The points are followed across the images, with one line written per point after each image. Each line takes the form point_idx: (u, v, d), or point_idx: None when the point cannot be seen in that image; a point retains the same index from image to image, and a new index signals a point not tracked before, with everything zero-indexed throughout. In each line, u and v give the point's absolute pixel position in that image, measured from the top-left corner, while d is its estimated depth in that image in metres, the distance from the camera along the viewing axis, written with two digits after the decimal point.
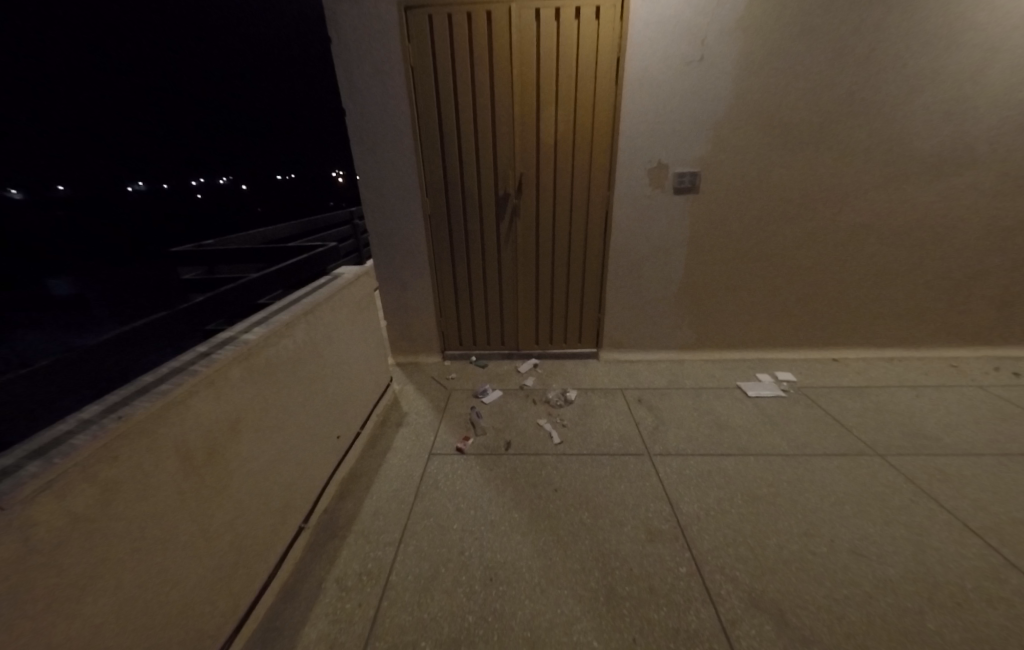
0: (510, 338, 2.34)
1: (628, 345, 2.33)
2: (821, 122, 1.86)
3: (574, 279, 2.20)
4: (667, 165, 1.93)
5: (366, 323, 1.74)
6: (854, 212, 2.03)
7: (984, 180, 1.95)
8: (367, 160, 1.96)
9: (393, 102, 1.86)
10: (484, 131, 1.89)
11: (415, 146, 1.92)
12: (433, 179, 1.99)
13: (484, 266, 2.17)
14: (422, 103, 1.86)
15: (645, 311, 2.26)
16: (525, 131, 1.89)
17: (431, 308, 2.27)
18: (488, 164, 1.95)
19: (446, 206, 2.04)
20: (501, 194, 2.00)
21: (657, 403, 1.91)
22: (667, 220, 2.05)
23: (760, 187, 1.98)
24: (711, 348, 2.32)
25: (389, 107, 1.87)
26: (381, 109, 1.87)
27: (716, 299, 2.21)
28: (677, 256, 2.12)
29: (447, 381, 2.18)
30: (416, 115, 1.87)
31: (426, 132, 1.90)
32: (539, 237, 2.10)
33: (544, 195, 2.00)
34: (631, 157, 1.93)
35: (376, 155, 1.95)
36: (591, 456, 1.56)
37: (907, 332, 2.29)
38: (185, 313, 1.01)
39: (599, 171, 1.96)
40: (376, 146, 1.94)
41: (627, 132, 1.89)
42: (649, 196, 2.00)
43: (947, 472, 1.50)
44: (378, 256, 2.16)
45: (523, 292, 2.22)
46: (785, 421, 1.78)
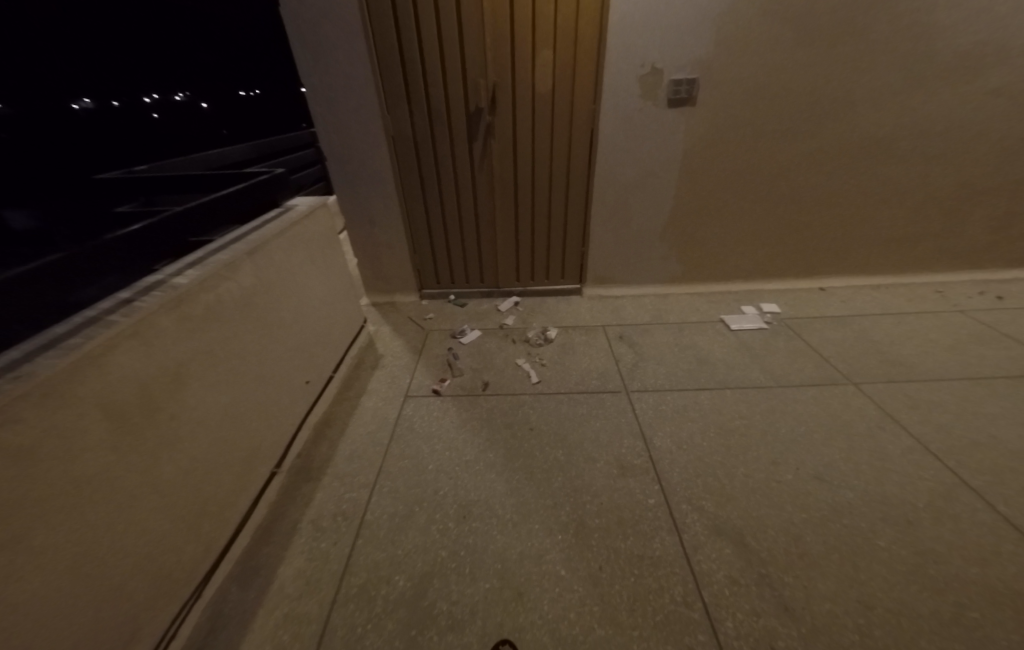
0: (489, 276, 2.23)
1: (613, 280, 2.24)
2: (841, 13, 1.60)
3: (556, 210, 2.03)
4: (661, 71, 1.69)
5: (329, 262, 1.61)
6: (864, 125, 1.84)
7: (1012, 85, 1.74)
8: (314, 69, 1.68)
9: None
10: (449, 30, 1.58)
11: (368, 50, 1.63)
12: (394, 92, 1.72)
13: (457, 197, 1.98)
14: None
15: (631, 243, 2.13)
16: (498, 30, 1.59)
17: (404, 244, 2.12)
18: (455, 73, 1.68)
19: (411, 127, 1.80)
20: (473, 110, 1.75)
21: (638, 340, 1.88)
22: (658, 140, 1.85)
23: (764, 97, 1.75)
24: (696, 281, 2.24)
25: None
26: (322, 1, 1.54)
27: (705, 228, 2.08)
28: (667, 182, 1.95)
29: (425, 321, 2.11)
30: (366, 9, 1.55)
31: (380, 31, 1.60)
32: (515, 163, 1.89)
33: (522, 111, 1.76)
34: (621, 63, 1.67)
35: (323, 63, 1.66)
36: (568, 395, 1.56)
37: (900, 260, 2.20)
38: (110, 248, 0.89)
39: (584, 82, 1.71)
40: (322, 51, 1.64)
41: (617, 32, 1.61)
42: (639, 112, 1.78)
43: (915, 398, 1.51)
44: (339, 187, 1.96)
45: (501, 226, 2.07)
46: (764, 353, 1.76)
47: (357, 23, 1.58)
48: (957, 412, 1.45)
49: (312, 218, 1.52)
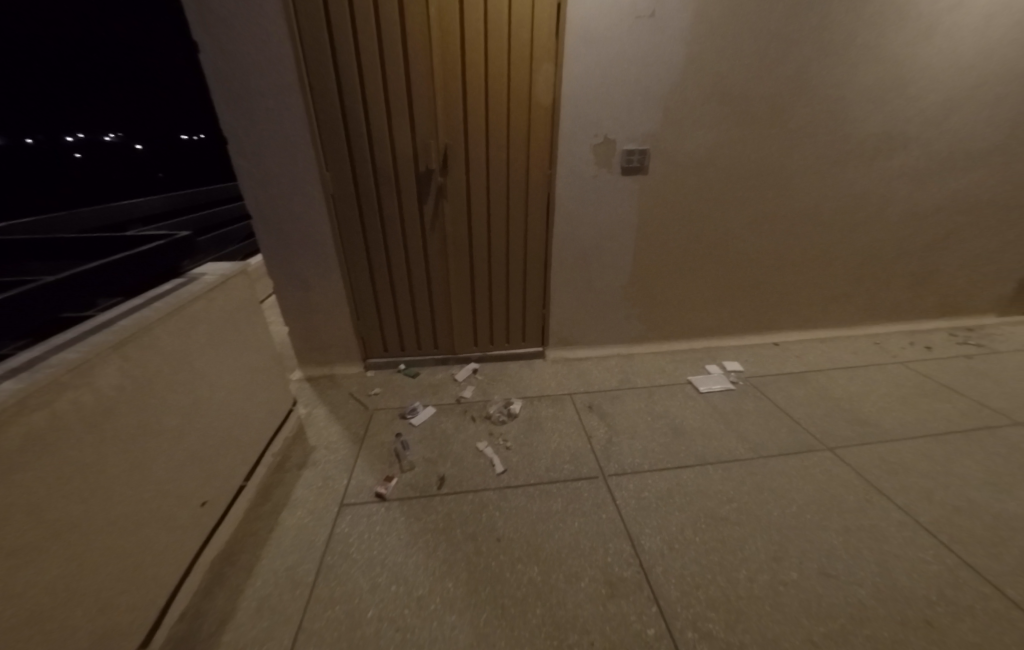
0: (444, 342, 2.02)
1: (575, 342, 2.13)
2: (772, 96, 1.72)
3: (514, 272, 1.92)
4: (614, 140, 1.70)
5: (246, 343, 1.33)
6: (799, 193, 1.95)
7: (914, 162, 1.94)
8: (241, 124, 1.50)
9: (269, 46, 1.40)
10: (396, 91, 1.50)
11: (306, 107, 1.49)
12: (334, 150, 1.57)
13: (406, 260, 1.81)
14: (311, 49, 1.42)
15: (591, 304, 2.05)
16: (448, 95, 1.53)
17: (346, 312, 1.88)
18: (403, 134, 1.57)
19: (354, 188, 1.64)
20: (423, 170, 1.63)
21: (608, 410, 1.73)
22: (613, 204, 1.84)
23: (709, 166, 1.81)
24: (659, 340, 2.19)
25: (264, 53, 1.41)
26: (253, 55, 1.41)
27: (663, 288, 2.06)
28: (624, 245, 1.94)
29: (369, 398, 1.83)
30: (305, 67, 1.44)
31: (319, 89, 1.47)
32: (471, 225, 1.78)
33: (476, 173, 1.67)
34: (575, 131, 1.66)
35: (252, 118, 1.49)
36: (539, 487, 1.35)
37: (841, 314, 2.31)
38: None
39: (539, 148, 1.67)
40: (251, 105, 1.47)
41: (569, 101, 1.61)
42: (594, 177, 1.76)
43: (888, 462, 1.41)
44: (266, 250, 1.71)
45: (456, 290, 1.91)
46: (738, 418, 1.67)
47: (294, 80, 1.45)
48: (929, 469, 1.38)
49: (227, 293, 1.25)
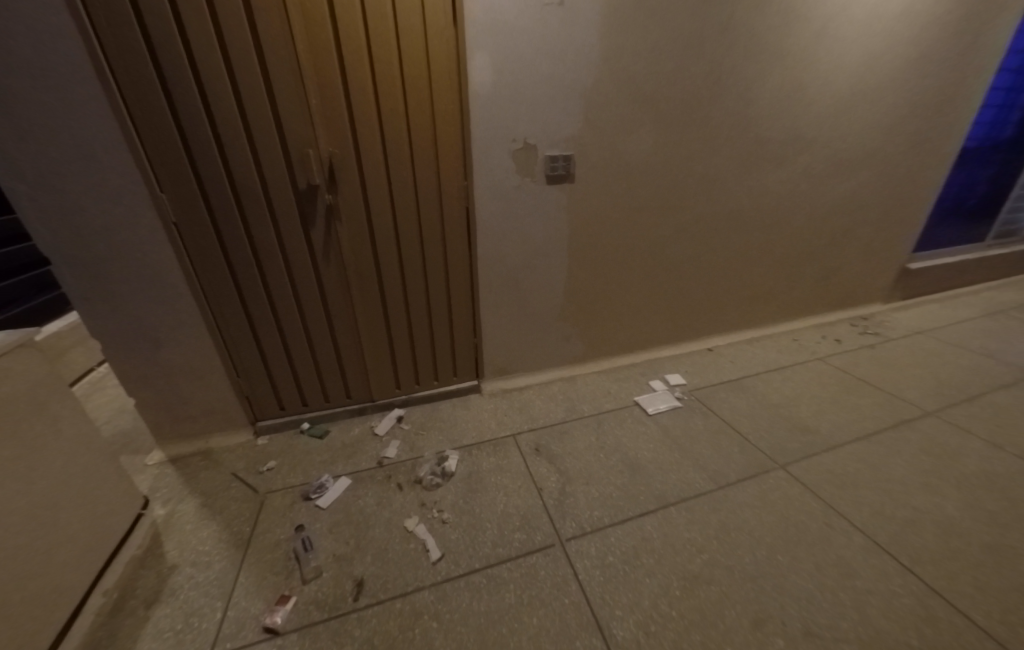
0: (357, 389, 1.69)
1: (513, 370, 1.91)
2: (689, 97, 1.64)
3: (436, 300, 1.64)
4: (535, 145, 1.50)
5: (12, 462, 0.90)
6: (722, 197, 1.92)
7: (815, 165, 2.01)
8: (14, 130, 1.06)
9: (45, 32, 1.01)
10: (249, 88, 1.15)
11: (117, 109, 1.11)
12: (170, 168, 1.19)
13: (295, 297, 1.46)
14: (112, 35, 1.04)
15: (527, 329, 1.84)
16: (325, 93, 1.21)
17: (221, 366, 1.49)
18: (267, 143, 1.22)
19: (208, 213, 1.27)
20: (303, 188, 1.30)
21: (557, 450, 1.53)
22: (541, 216, 1.63)
23: (636, 173, 1.69)
24: (600, 358, 2.05)
25: (35, 32, 1.00)
26: (16, 34, 0.99)
27: (600, 304, 1.92)
28: (554, 262, 1.75)
29: (260, 479, 1.44)
30: (105, 53, 1.05)
31: (132, 84, 1.09)
32: (375, 251, 1.47)
33: (374, 188, 1.37)
34: (489, 137, 1.43)
35: (32, 122, 1.07)
36: (485, 574, 1.10)
37: (765, 314, 2.36)
38: None
39: (449, 156, 1.41)
40: (29, 112, 1.06)
41: (478, 101, 1.37)
42: (517, 188, 1.55)
43: (837, 475, 1.38)
44: (86, 298, 1.26)
45: (366, 328, 1.59)
46: (689, 440, 1.57)
47: (92, 72, 1.06)
48: (874, 478, 1.37)
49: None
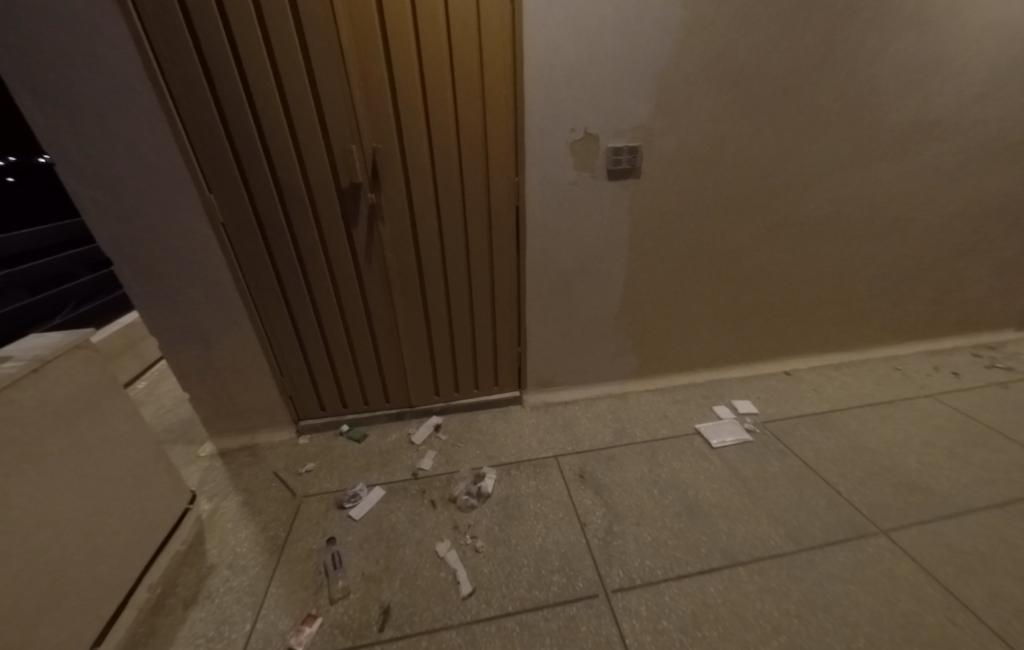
0: (395, 393, 1.65)
1: (559, 383, 1.77)
2: (785, 79, 1.38)
3: (480, 306, 1.54)
4: (596, 137, 1.32)
5: (65, 458, 0.93)
6: (818, 198, 1.62)
7: (944, 160, 1.65)
8: (83, 135, 1.12)
9: (108, 41, 1.03)
10: (293, 84, 1.11)
11: (170, 111, 1.11)
12: (221, 168, 1.19)
13: (337, 299, 1.43)
14: (165, 37, 1.04)
15: (576, 340, 1.70)
16: (370, 87, 1.14)
17: (268, 363, 1.51)
18: (310, 142, 1.18)
19: (255, 213, 1.26)
20: (346, 187, 1.25)
21: (604, 481, 1.38)
22: (598, 217, 1.46)
23: (713, 168, 1.47)
24: (657, 375, 1.85)
25: (97, 37, 1.03)
26: (81, 41, 1.03)
27: (660, 316, 1.72)
28: (610, 268, 1.57)
29: (298, 481, 1.44)
30: (160, 56, 1.06)
31: (183, 84, 1.09)
32: (418, 253, 1.39)
33: (419, 185, 1.28)
34: (544, 128, 1.28)
35: (99, 127, 1.12)
36: (519, 621, 0.99)
37: (859, 336, 2.01)
38: None
39: (498, 151, 1.28)
40: (97, 119, 1.11)
41: (533, 88, 1.23)
42: (572, 186, 1.39)
43: (961, 553, 1.12)
44: (147, 294, 1.33)
45: (406, 332, 1.53)
46: (761, 484, 1.35)
47: (148, 74, 1.07)
48: (1011, 565, 1.09)
49: (6, 399, 0.83)
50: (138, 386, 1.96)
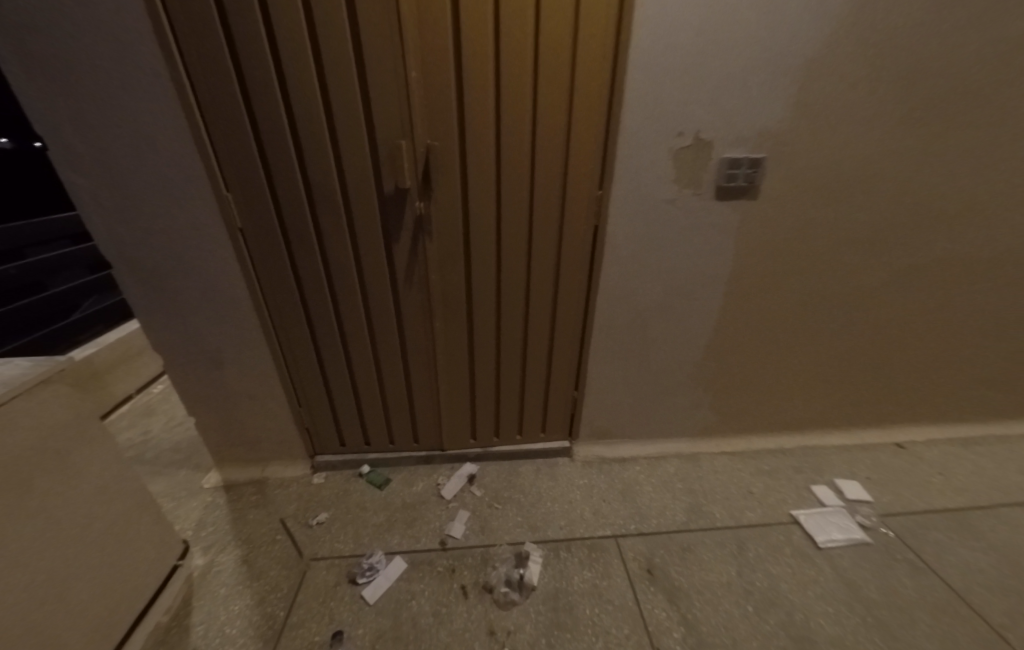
0: (426, 435, 1.41)
1: (616, 436, 1.48)
2: (972, 74, 1.01)
3: (534, 343, 1.27)
4: (709, 145, 1.01)
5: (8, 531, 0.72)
6: (980, 233, 1.24)
7: None
8: (81, 114, 0.90)
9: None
10: (333, 60, 0.86)
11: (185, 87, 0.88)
12: (240, 165, 0.96)
13: (368, 325, 1.20)
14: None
15: (643, 389, 1.40)
16: (429, 68, 0.88)
17: (284, 392, 1.29)
18: (349, 136, 0.93)
19: (279, 219, 1.04)
20: (389, 195, 1.00)
21: (680, 583, 1.08)
22: (693, 247, 1.16)
23: (851, 189, 1.13)
24: (734, 436, 1.53)
25: None
26: None
27: (750, 368, 1.39)
28: (699, 308, 1.26)
29: (306, 536, 1.22)
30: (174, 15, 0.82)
31: (200, 56, 0.85)
32: (468, 277, 1.14)
33: (478, 198, 1.02)
34: (645, 129, 0.98)
35: (98, 105, 0.90)
36: None
37: (997, 403, 1.60)
38: None
39: (582, 157, 1.00)
40: (95, 98, 0.89)
41: (639, 76, 0.93)
42: (669, 205, 1.09)
43: None
44: (149, 309, 1.12)
45: (445, 368, 1.28)
46: (895, 614, 1.01)
47: (159, 40, 0.84)
48: None
49: None
50: (154, 391, 1.83)
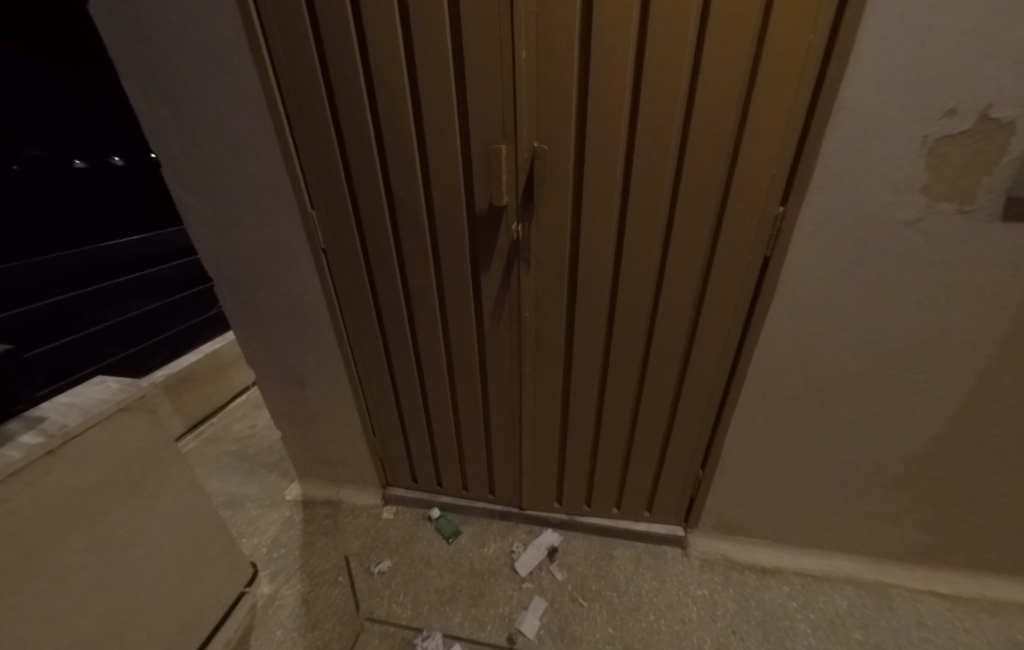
0: (504, 489, 1.21)
1: (752, 535, 1.10)
2: None
3: (650, 406, 0.97)
4: (1012, 131, 0.58)
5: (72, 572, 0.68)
6: None
7: None
8: (186, 131, 0.86)
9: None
10: (427, 46, 0.67)
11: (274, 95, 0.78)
12: (324, 181, 0.85)
13: (448, 362, 1.03)
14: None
15: (803, 481, 0.99)
16: (546, 46, 0.64)
17: (361, 420, 1.20)
18: (440, 142, 0.74)
19: (362, 240, 0.91)
20: (481, 214, 0.80)
21: None
22: (939, 297, 0.72)
23: None
24: (950, 572, 1.01)
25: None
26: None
27: (1003, 485, 0.88)
28: (927, 387, 0.81)
29: (367, 586, 1.10)
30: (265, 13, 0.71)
31: (290, 57, 0.74)
32: (570, 319, 0.89)
33: (595, 220, 0.76)
34: (888, 111, 0.60)
35: (199, 120, 0.85)
36: None
37: None
38: None
39: (759, 163, 0.67)
40: (195, 112, 0.84)
41: (899, 18, 0.55)
42: (904, 232, 0.68)
43: None
44: (244, 326, 1.11)
45: (533, 422, 1.05)
46: None
47: (251, 42, 0.74)
48: None
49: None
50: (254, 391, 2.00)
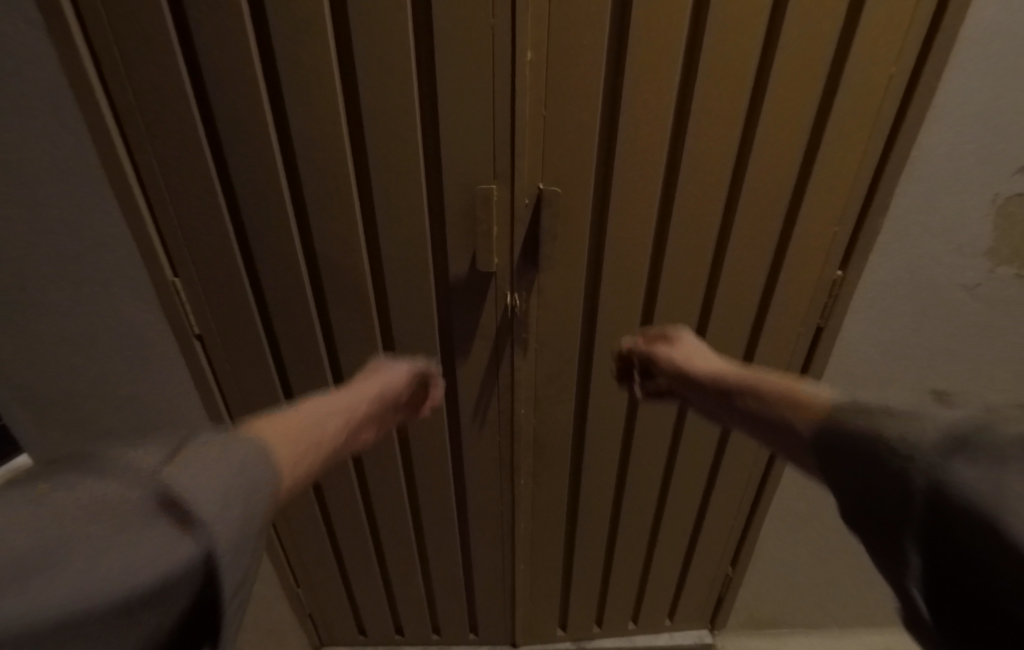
0: (492, 629, 0.91)
1: (779, 627, 0.98)
2: None
3: (674, 504, 0.80)
4: None
5: None
6: None
7: None
8: None
9: None
10: (369, 44, 0.42)
11: (97, 124, 0.44)
12: (200, 256, 0.53)
13: (408, 483, 0.74)
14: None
15: (837, 560, 0.87)
16: (559, 72, 0.45)
17: (278, 580, 0.82)
18: (396, 198, 0.50)
19: (273, 336, 0.61)
20: (460, 293, 0.55)
21: None
22: (994, 365, 0.64)
23: None
24: None
25: None
26: None
27: None
28: None
29: None
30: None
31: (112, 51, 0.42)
32: (580, 417, 0.68)
33: (618, 298, 0.57)
34: (962, 163, 0.50)
35: None
36: None
37: None
38: None
39: (817, 228, 0.54)
40: None
41: (993, 50, 0.44)
42: (964, 296, 0.59)
43: None
44: None
45: (532, 543, 0.80)
46: None
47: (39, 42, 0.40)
48: None
49: None
50: None
